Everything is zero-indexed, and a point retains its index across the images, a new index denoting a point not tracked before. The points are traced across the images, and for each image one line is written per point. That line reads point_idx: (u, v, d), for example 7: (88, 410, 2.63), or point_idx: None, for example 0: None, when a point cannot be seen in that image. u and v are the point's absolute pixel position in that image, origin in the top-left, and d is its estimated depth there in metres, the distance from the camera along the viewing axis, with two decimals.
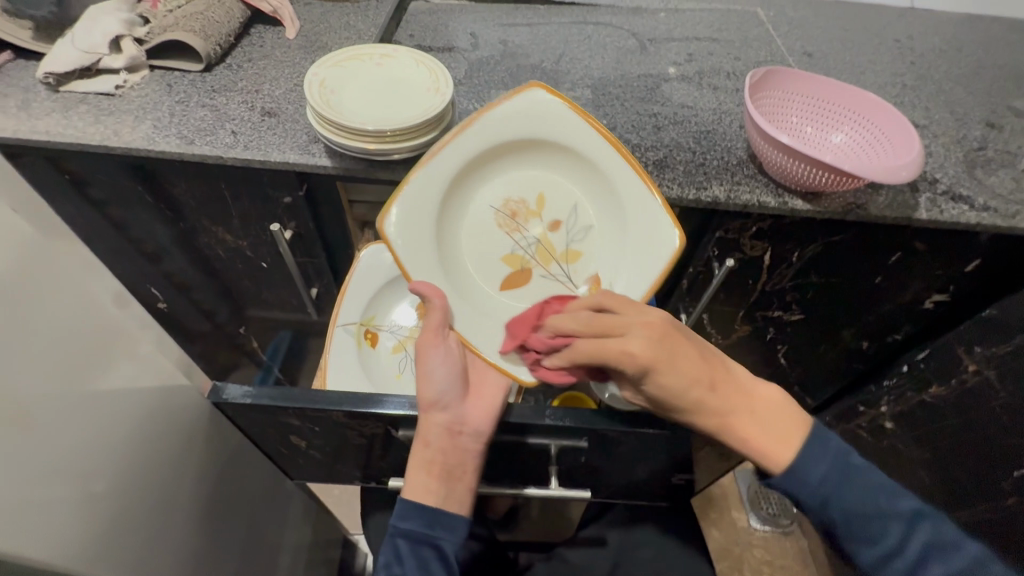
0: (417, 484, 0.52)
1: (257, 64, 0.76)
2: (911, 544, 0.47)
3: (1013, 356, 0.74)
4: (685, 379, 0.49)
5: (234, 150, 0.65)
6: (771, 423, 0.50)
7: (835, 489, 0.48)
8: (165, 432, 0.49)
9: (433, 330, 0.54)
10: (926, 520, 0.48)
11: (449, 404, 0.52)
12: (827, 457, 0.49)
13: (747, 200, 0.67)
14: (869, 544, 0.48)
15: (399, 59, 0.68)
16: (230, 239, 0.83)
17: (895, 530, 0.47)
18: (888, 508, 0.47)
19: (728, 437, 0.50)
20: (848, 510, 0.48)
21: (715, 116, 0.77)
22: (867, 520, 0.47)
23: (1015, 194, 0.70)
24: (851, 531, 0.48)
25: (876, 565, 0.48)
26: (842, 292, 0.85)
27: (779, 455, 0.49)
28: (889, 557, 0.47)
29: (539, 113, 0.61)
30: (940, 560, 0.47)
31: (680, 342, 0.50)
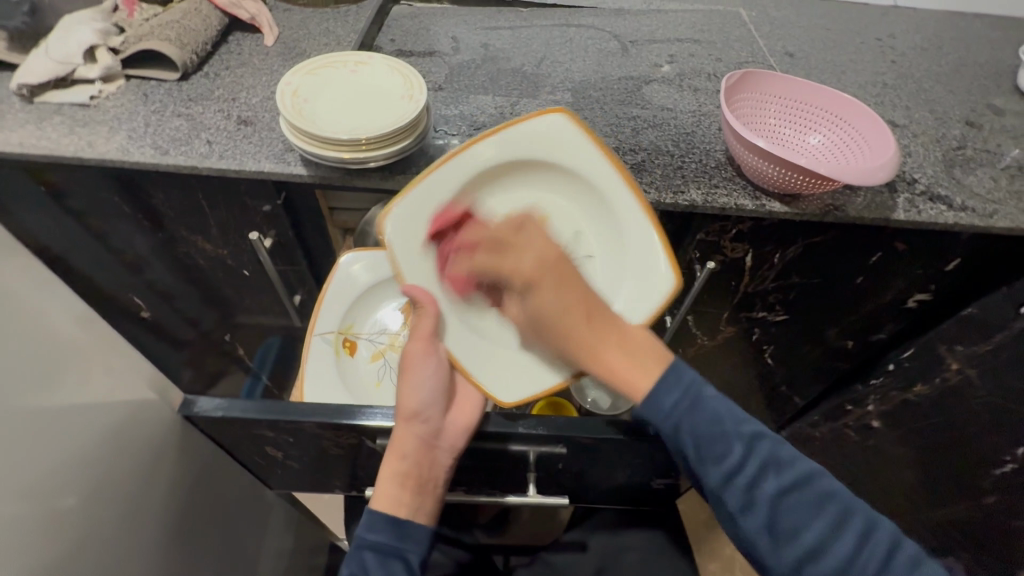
0: (389, 498, 0.52)
1: (234, 71, 0.76)
2: (754, 462, 0.45)
3: (993, 355, 0.74)
4: (559, 302, 0.49)
5: (209, 160, 0.65)
6: (635, 353, 0.49)
7: (687, 413, 0.46)
8: (134, 446, 0.49)
9: (423, 340, 0.56)
10: (767, 442, 0.46)
11: (429, 417, 0.53)
12: (681, 384, 0.48)
13: (724, 203, 0.67)
14: (715, 466, 0.45)
15: (374, 66, 0.68)
16: (210, 247, 0.82)
17: (740, 452, 0.45)
18: (731, 429, 0.46)
19: (595, 367, 0.50)
20: (698, 434, 0.46)
21: (695, 118, 0.77)
22: (710, 442, 0.46)
23: (993, 193, 0.70)
24: (698, 455, 0.46)
25: (724, 490, 0.46)
26: (825, 293, 0.85)
27: (640, 378, 0.48)
28: (732, 479, 0.45)
29: (558, 138, 0.59)
30: (779, 479, 0.45)
31: (569, 266, 0.50)
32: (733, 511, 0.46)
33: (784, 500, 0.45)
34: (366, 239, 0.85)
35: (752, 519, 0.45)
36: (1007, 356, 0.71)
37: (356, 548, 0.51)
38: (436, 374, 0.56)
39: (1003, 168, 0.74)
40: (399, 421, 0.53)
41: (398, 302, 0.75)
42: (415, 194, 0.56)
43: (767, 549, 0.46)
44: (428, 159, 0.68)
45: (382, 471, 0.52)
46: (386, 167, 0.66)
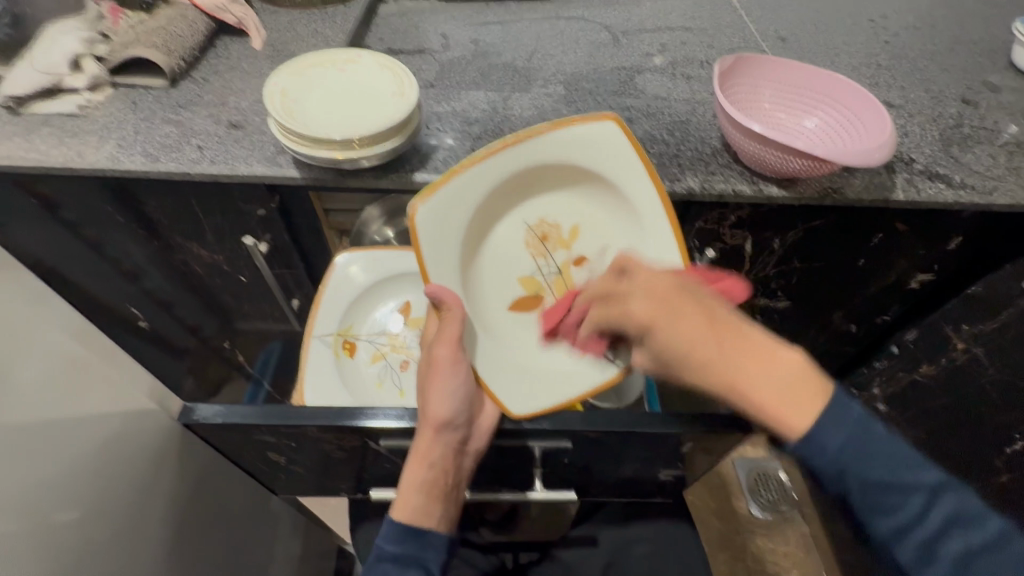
0: (412, 507, 0.51)
1: (223, 76, 0.75)
2: (931, 519, 0.40)
3: (1000, 332, 0.73)
4: (682, 336, 0.44)
5: (200, 165, 0.64)
6: (789, 386, 0.41)
7: (856, 459, 0.40)
8: (133, 458, 0.48)
9: (450, 348, 0.53)
10: (951, 492, 0.41)
11: (455, 423, 0.52)
12: (847, 423, 0.41)
13: (722, 190, 0.66)
14: (885, 517, 0.41)
15: (364, 65, 0.67)
16: (207, 255, 0.82)
17: (915, 505, 0.40)
18: (911, 480, 0.40)
19: (737, 402, 0.42)
20: (868, 485, 0.40)
21: (689, 106, 0.77)
22: (890, 489, 0.40)
23: (993, 170, 0.70)
24: (867, 504, 0.41)
25: (896, 541, 0.41)
26: (827, 277, 0.85)
27: (798, 417, 0.41)
28: (907, 531, 0.41)
29: (600, 145, 0.57)
30: (965, 537, 0.40)
31: (693, 297, 0.45)
32: (902, 562, 0.42)
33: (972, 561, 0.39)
34: (361, 239, 0.88)
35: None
36: None
37: (372, 556, 0.51)
38: (464, 381, 0.53)
39: (1001, 144, 0.73)
40: (426, 429, 0.52)
41: (398, 301, 0.75)
42: (448, 188, 0.54)
43: None
44: (421, 156, 0.67)
45: (406, 483, 0.51)
46: (380, 166, 0.65)
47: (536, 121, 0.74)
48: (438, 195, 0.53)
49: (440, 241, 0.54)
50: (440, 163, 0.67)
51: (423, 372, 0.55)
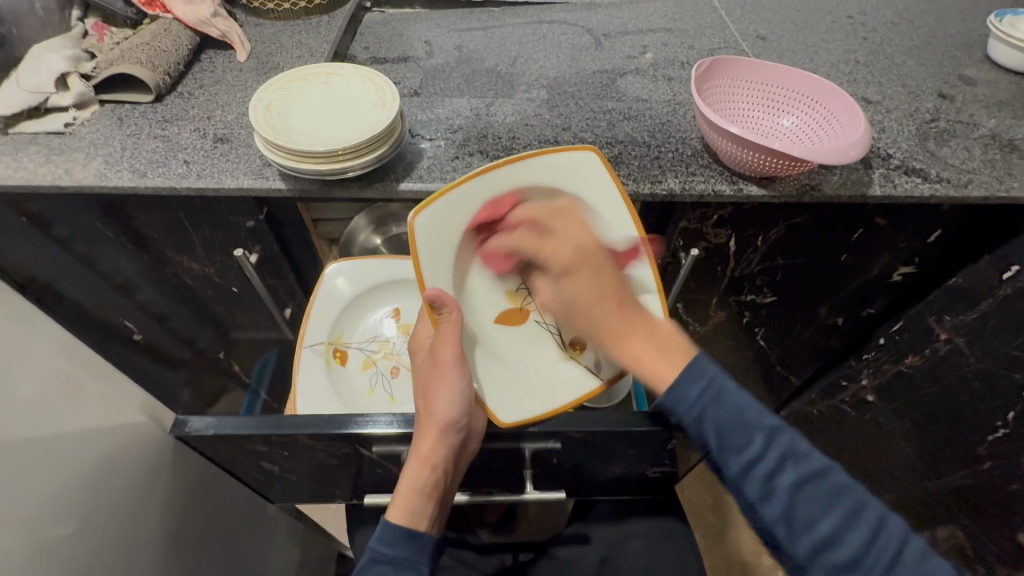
0: (409, 508, 0.52)
1: (208, 90, 0.76)
2: (771, 453, 0.43)
3: (981, 323, 0.75)
4: (593, 287, 0.56)
5: (187, 179, 0.65)
6: (660, 344, 0.51)
7: (710, 406, 0.45)
8: (127, 472, 0.49)
9: (454, 352, 0.54)
10: (786, 435, 0.44)
11: (457, 425, 0.54)
12: (702, 379, 0.47)
13: (702, 190, 0.67)
14: (735, 455, 0.44)
15: (346, 76, 0.68)
16: (197, 267, 0.83)
17: (758, 442, 0.44)
18: (751, 422, 0.45)
19: (615, 347, 0.54)
20: (721, 424, 0.45)
21: (670, 108, 0.78)
22: (730, 431, 0.45)
23: (968, 163, 0.71)
24: (719, 442, 0.45)
25: (743, 480, 0.44)
26: (811, 271, 0.86)
27: (667, 375, 0.48)
28: (753, 463, 0.44)
29: (587, 175, 0.58)
30: (796, 470, 0.43)
31: (607, 262, 0.58)
32: (750, 498, 0.45)
33: (800, 490, 0.42)
34: (350, 248, 0.90)
35: (770, 510, 0.43)
36: (995, 322, 0.72)
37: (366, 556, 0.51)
38: (468, 385, 0.55)
39: (977, 137, 0.75)
40: (430, 430, 0.52)
41: (389, 307, 0.76)
42: (446, 202, 0.54)
43: (792, 543, 0.43)
44: (406, 165, 0.68)
45: (409, 484, 0.52)
46: (365, 176, 0.66)
47: (519, 127, 0.75)
48: (437, 207, 0.54)
49: (432, 249, 0.55)
50: (425, 171, 0.68)
51: (424, 376, 0.56)
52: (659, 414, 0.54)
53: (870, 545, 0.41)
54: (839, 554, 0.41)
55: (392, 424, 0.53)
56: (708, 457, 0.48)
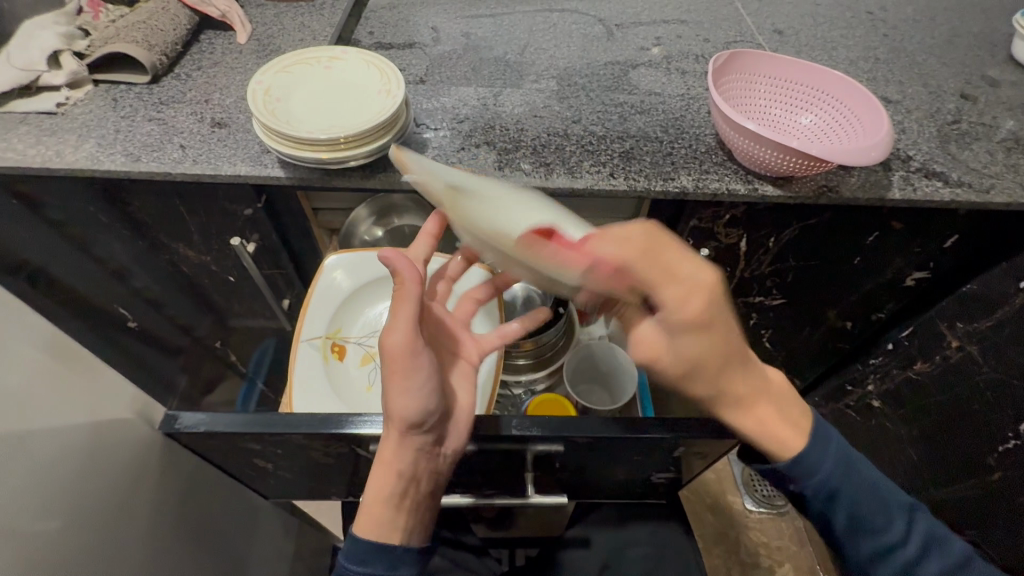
0: (378, 520, 0.49)
1: (207, 72, 0.74)
2: (913, 540, 0.47)
3: (994, 331, 0.73)
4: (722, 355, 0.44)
5: (183, 165, 0.62)
6: (782, 406, 0.48)
7: (842, 480, 0.47)
8: (115, 469, 0.48)
9: (404, 338, 0.47)
10: (918, 522, 0.48)
11: (421, 426, 0.48)
12: (830, 453, 0.47)
13: (715, 189, 0.65)
14: (870, 538, 0.47)
15: (349, 61, 0.66)
16: (194, 255, 0.81)
17: (899, 526, 0.47)
18: (894, 505, 0.48)
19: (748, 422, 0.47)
20: (859, 502, 0.47)
21: (684, 102, 0.75)
22: (874, 513, 0.47)
23: (990, 167, 0.69)
24: (855, 526, 0.47)
25: (876, 560, 0.47)
26: (823, 274, 0.84)
27: (788, 441, 0.47)
28: (902, 544, 0.47)
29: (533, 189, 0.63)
30: (937, 557, 0.47)
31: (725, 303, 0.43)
32: None
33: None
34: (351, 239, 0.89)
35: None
36: (1010, 331, 0.70)
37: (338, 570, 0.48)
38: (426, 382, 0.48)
39: (999, 141, 0.72)
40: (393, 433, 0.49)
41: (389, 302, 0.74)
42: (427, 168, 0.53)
43: None
44: None
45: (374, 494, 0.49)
46: (366, 166, 0.64)
47: (527, 118, 0.73)
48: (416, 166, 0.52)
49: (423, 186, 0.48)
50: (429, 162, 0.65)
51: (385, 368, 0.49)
52: (665, 421, 0.52)
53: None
54: None
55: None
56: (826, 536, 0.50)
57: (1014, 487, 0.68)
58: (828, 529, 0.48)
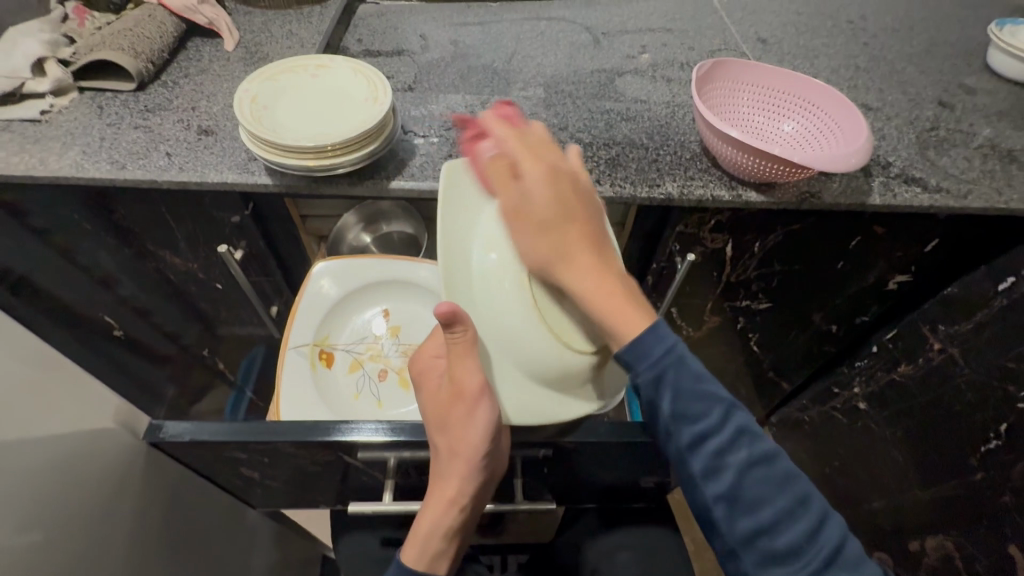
0: (436, 553, 0.50)
1: (194, 79, 0.74)
2: (727, 431, 0.44)
3: (975, 333, 0.74)
4: (550, 246, 0.47)
5: (169, 172, 0.62)
6: (626, 291, 0.47)
7: (671, 367, 0.45)
8: (100, 477, 0.47)
9: (479, 380, 0.48)
10: (739, 412, 0.45)
11: (488, 457, 0.49)
12: (666, 341, 0.45)
13: (700, 195, 0.66)
14: (689, 426, 0.44)
15: (336, 69, 0.66)
16: (180, 262, 0.80)
17: (719, 418, 0.44)
18: (712, 394, 0.45)
19: (589, 303, 0.47)
20: (680, 387, 0.44)
21: (669, 109, 0.76)
22: (698, 406, 0.44)
23: (967, 173, 0.70)
24: (674, 411, 0.45)
25: (693, 453, 0.44)
26: (808, 277, 0.85)
27: (633, 326, 0.46)
28: (704, 441, 0.44)
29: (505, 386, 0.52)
30: (747, 450, 0.44)
31: (579, 210, 0.49)
32: (694, 476, 0.45)
33: (752, 468, 0.43)
34: (340, 246, 0.90)
35: (715, 487, 0.44)
36: (991, 333, 0.72)
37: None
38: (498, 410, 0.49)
39: (976, 147, 0.74)
40: (459, 472, 0.49)
41: (378, 308, 0.74)
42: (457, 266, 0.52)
43: (739, 522, 0.44)
44: (398, 162, 0.66)
45: (431, 527, 0.49)
46: (354, 173, 0.64)
47: None
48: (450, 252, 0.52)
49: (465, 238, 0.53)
50: (417, 169, 0.66)
51: (443, 404, 0.50)
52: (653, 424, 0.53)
53: (812, 536, 0.43)
54: (771, 534, 0.43)
55: (379, 430, 0.51)
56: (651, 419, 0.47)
57: (997, 486, 0.69)
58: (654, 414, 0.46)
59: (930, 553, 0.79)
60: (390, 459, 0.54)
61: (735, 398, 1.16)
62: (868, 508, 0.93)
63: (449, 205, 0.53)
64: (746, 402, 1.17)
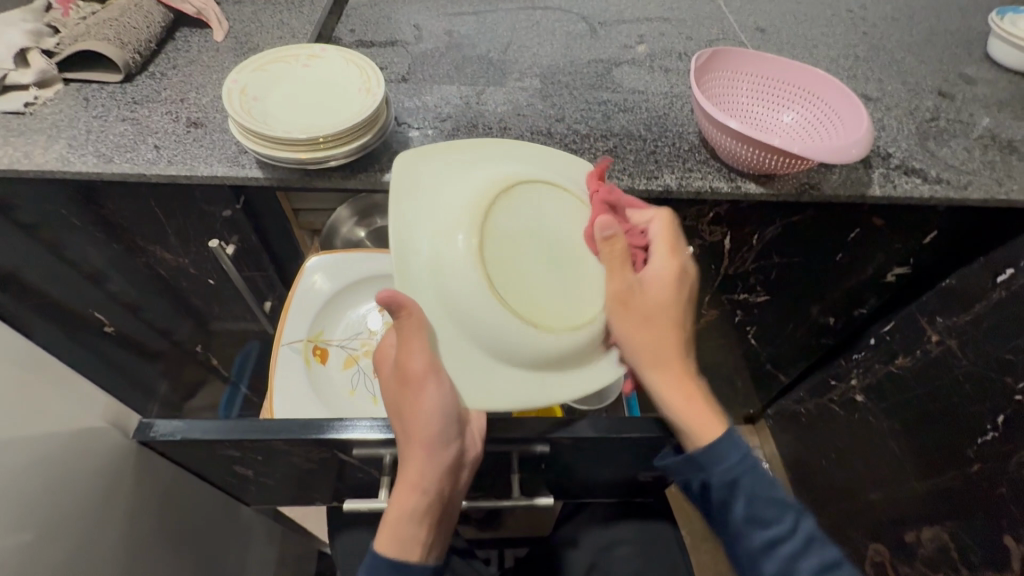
0: (406, 539, 0.49)
1: (183, 70, 0.72)
2: (797, 537, 0.47)
3: (973, 326, 0.74)
4: (645, 342, 0.49)
5: (158, 166, 0.61)
6: (703, 407, 0.49)
7: (746, 472, 0.48)
8: (89, 478, 0.46)
9: (425, 361, 0.46)
10: (806, 520, 0.48)
11: (444, 436, 0.48)
12: (739, 446, 0.48)
13: (699, 187, 0.65)
14: (761, 529, 0.47)
15: (328, 59, 0.65)
16: (172, 258, 0.79)
17: (788, 524, 0.47)
18: (784, 502, 0.48)
19: (668, 407, 0.50)
20: (755, 494, 0.47)
21: (667, 100, 0.75)
22: (769, 511, 0.47)
23: (968, 164, 0.70)
24: (748, 517, 0.47)
25: (763, 553, 0.47)
26: (807, 270, 0.84)
27: (704, 431, 0.49)
28: (774, 541, 0.47)
29: (462, 370, 0.48)
30: (816, 558, 0.47)
31: (676, 320, 0.50)
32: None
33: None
34: (333, 240, 0.89)
35: None
36: (989, 325, 0.72)
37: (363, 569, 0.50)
38: (453, 390, 0.48)
39: (976, 137, 0.73)
40: (417, 451, 0.48)
41: (372, 303, 0.73)
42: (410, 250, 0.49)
43: None
44: (392, 154, 0.65)
45: (397, 513, 0.48)
46: (347, 166, 0.63)
47: (510, 117, 0.72)
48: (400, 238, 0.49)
49: (418, 220, 0.50)
50: None
51: (396, 390, 0.49)
52: (651, 419, 0.53)
53: None
54: None
55: (375, 427, 0.50)
56: (721, 523, 0.50)
57: (994, 478, 0.69)
58: (725, 516, 0.49)
59: (926, 545, 0.80)
60: (385, 456, 0.53)
61: (732, 391, 1.16)
62: (865, 501, 0.93)
63: (402, 199, 0.51)
64: (743, 395, 1.17)
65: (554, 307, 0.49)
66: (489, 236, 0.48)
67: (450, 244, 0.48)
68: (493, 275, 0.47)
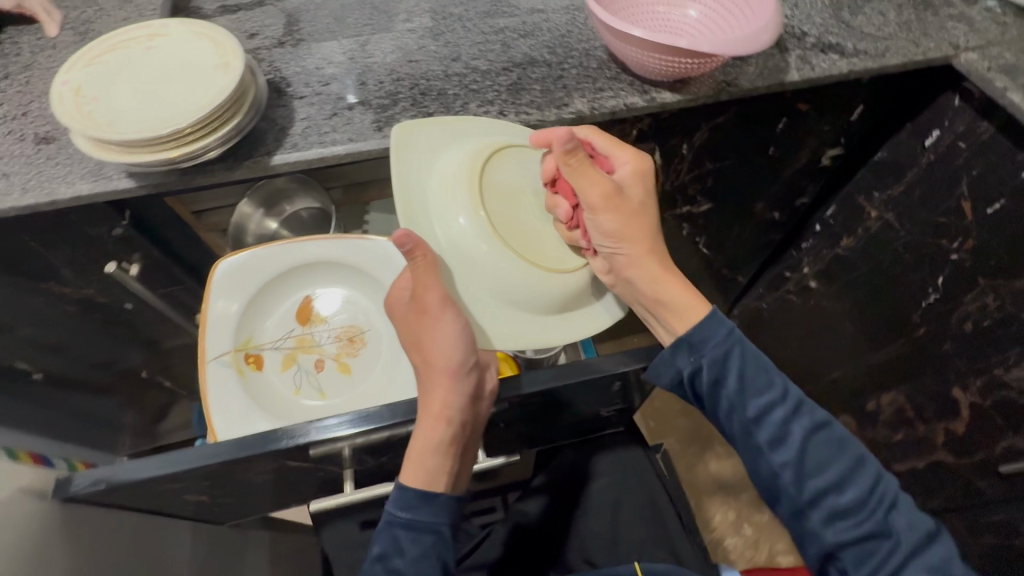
0: (429, 471, 0.50)
1: (18, 78, 0.63)
2: (787, 400, 0.48)
3: (907, 195, 0.74)
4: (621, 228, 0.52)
5: (10, 196, 0.54)
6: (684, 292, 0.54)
7: (736, 342, 0.48)
8: (13, 546, 0.44)
9: (440, 294, 0.50)
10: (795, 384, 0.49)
11: (465, 366, 0.52)
12: (725, 323, 0.50)
13: (613, 106, 0.61)
14: (755, 396, 0.47)
15: (174, 37, 0.57)
16: (71, 291, 0.71)
17: (778, 386, 0.48)
18: (772, 366, 0.49)
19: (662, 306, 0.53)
20: (744, 363, 0.48)
21: (568, 16, 0.69)
22: (756, 372, 0.48)
23: (884, 29, 0.67)
24: (740, 386, 0.48)
25: (759, 420, 0.47)
26: (742, 169, 0.83)
27: (694, 311, 0.51)
28: (769, 405, 0.47)
29: (489, 313, 0.54)
30: (810, 417, 0.47)
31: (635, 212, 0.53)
32: (761, 446, 0.47)
33: (814, 436, 0.47)
34: (246, 237, 0.84)
35: (780, 456, 0.47)
36: (920, 192, 0.72)
37: (386, 526, 0.49)
38: (466, 324, 0.52)
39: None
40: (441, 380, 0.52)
41: (302, 295, 0.69)
42: (418, 207, 0.53)
43: (796, 490, 0.47)
44: (277, 132, 0.59)
45: (422, 444, 0.50)
46: (227, 155, 0.57)
47: (402, 65, 0.65)
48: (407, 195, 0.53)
49: (417, 180, 0.55)
50: (298, 137, 0.59)
51: (414, 325, 0.53)
52: (599, 360, 0.52)
53: (872, 491, 0.46)
54: (831, 497, 0.46)
55: (344, 424, 0.47)
56: (710, 401, 0.50)
57: (938, 337, 0.72)
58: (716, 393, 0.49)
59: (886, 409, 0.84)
60: (343, 449, 0.51)
61: None
62: (829, 380, 0.97)
63: (401, 159, 0.54)
64: None
65: (557, 253, 0.55)
66: (488, 188, 0.53)
67: (452, 198, 0.53)
68: (496, 223, 0.52)
